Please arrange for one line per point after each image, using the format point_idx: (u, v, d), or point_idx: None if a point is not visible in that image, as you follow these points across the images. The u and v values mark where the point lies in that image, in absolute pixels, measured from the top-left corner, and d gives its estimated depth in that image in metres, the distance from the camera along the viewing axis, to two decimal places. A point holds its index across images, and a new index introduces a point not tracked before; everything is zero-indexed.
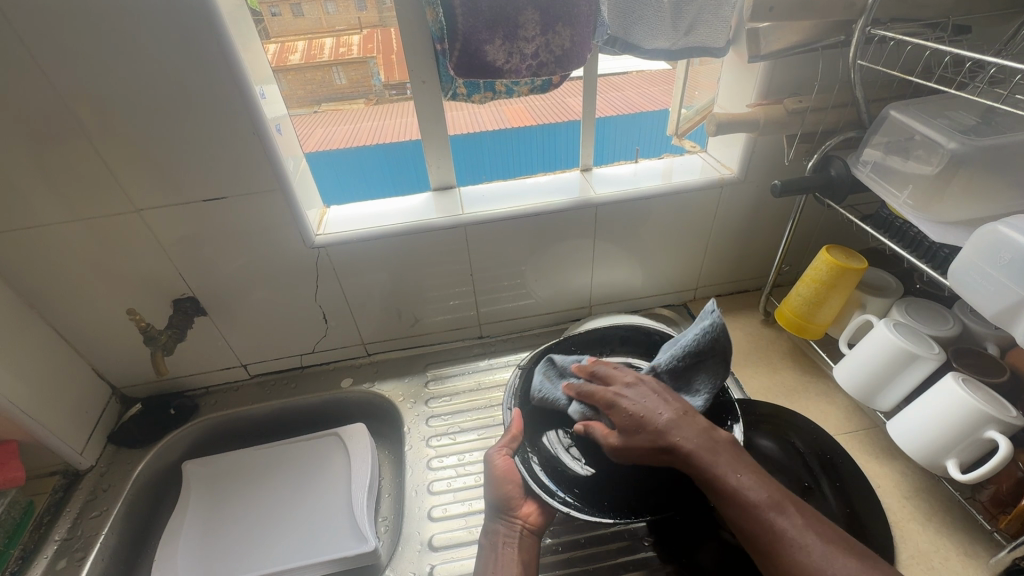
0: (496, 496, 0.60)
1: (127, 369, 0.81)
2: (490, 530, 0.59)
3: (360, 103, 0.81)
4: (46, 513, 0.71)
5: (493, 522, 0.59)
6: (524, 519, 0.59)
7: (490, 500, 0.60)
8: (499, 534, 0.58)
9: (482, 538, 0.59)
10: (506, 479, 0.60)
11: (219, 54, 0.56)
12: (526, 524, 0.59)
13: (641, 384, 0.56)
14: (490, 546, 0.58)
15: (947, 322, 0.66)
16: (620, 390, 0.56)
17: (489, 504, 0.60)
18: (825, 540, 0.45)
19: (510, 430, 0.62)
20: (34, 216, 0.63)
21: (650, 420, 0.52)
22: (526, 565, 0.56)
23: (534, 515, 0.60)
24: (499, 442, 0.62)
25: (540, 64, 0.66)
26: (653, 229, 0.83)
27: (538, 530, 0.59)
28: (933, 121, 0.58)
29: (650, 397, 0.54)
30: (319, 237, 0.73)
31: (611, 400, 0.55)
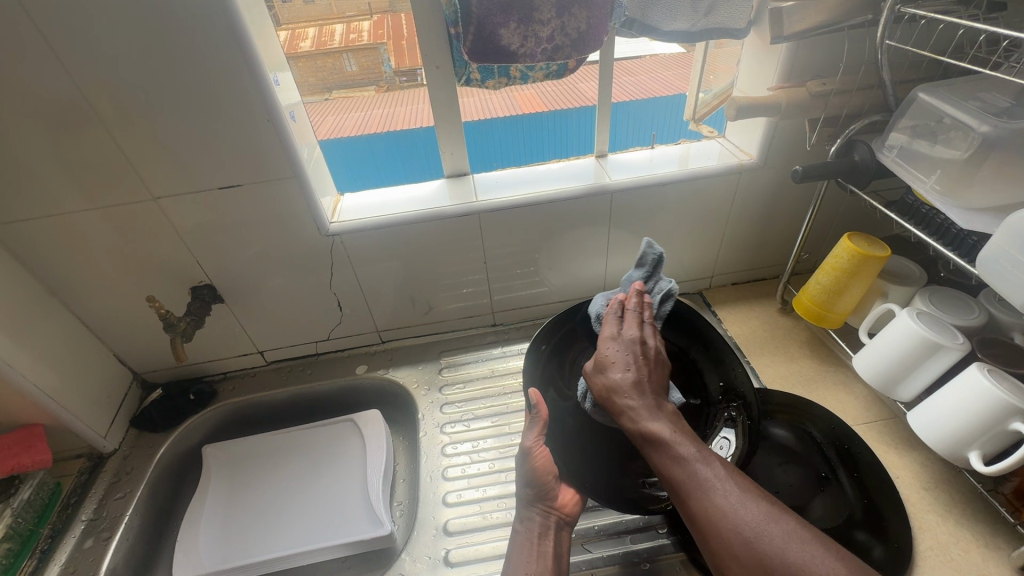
0: (533, 488, 0.60)
1: (148, 356, 0.83)
2: (524, 519, 0.61)
3: (371, 90, 0.81)
4: (73, 494, 0.73)
5: (529, 509, 0.61)
6: (560, 510, 0.61)
7: (524, 492, 0.61)
8: (534, 525, 0.59)
9: (517, 526, 0.61)
10: (547, 468, 0.60)
11: (233, 40, 0.56)
12: (562, 515, 0.61)
13: (635, 340, 0.57)
14: (525, 533, 0.59)
15: (973, 311, 0.64)
16: (612, 334, 0.58)
17: (525, 493, 0.61)
18: (745, 491, 0.46)
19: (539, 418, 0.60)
20: (55, 204, 0.64)
21: (614, 369, 0.55)
22: (561, 555, 0.58)
23: (569, 506, 0.62)
24: (531, 430, 0.60)
25: (556, 48, 0.64)
26: (669, 216, 0.81)
27: (572, 521, 0.61)
28: (963, 103, 0.56)
29: (625, 348, 0.56)
30: (334, 224, 0.73)
31: (603, 338, 0.58)
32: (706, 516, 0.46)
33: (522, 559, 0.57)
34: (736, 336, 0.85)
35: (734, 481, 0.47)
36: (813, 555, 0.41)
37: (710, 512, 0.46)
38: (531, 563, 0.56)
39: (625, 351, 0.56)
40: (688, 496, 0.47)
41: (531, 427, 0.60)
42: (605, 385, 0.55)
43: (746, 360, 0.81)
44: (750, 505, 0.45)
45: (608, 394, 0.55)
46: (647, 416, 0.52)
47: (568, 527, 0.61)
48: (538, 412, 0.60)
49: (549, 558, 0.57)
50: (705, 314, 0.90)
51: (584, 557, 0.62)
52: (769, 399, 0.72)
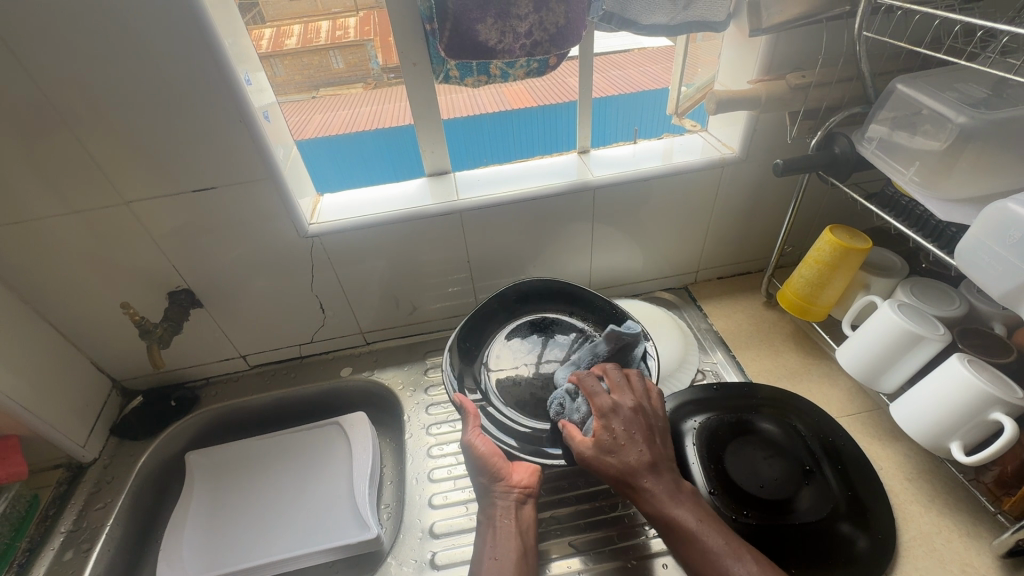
0: (487, 473, 0.60)
1: (127, 362, 0.81)
2: (488, 505, 0.60)
3: (358, 87, 0.78)
4: (51, 505, 0.71)
5: (488, 496, 0.60)
6: (518, 486, 0.60)
7: (479, 480, 0.61)
8: (496, 508, 0.59)
9: (480, 513, 0.60)
10: (492, 452, 0.61)
11: (201, 39, 0.55)
12: (522, 490, 0.60)
13: (635, 411, 0.57)
14: (489, 520, 0.59)
15: (953, 303, 0.64)
16: (620, 404, 0.58)
17: (481, 481, 0.61)
18: None
19: (469, 413, 0.63)
20: (24, 209, 0.62)
21: (627, 450, 0.55)
22: (524, 531, 0.58)
23: (524, 479, 0.61)
24: (468, 426, 0.63)
25: (535, 43, 0.64)
26: (653, 211, 0.81)
27: (533, 492, 0.61)
28: (941, 94, 0.56)
29: (633, 420, 0.57)
30: (312, 226, 0.72)
31: (605, 413, 0.57)
32: None
33: (488, 548, 0.57)
34: (721, 331, 0.85)
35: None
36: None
37: None
38: (495, 548, 0.56)
39: (622, 404, 0.57)
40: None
41: (467, 428, 0.63)
42: (618, 467, 0.55)
43: (731, 354, 0.81)
44: None
45: (623, 475, 0.54)
46: (673, 504, 0.53)
47: (533, 500, 0.61)
48: (465, 409, 0.64)
49: (513, 538, 0.57)
50: (691, 309, 0.90)
51: (570, 555, 0.62)
52: (755, 392, 0.72)
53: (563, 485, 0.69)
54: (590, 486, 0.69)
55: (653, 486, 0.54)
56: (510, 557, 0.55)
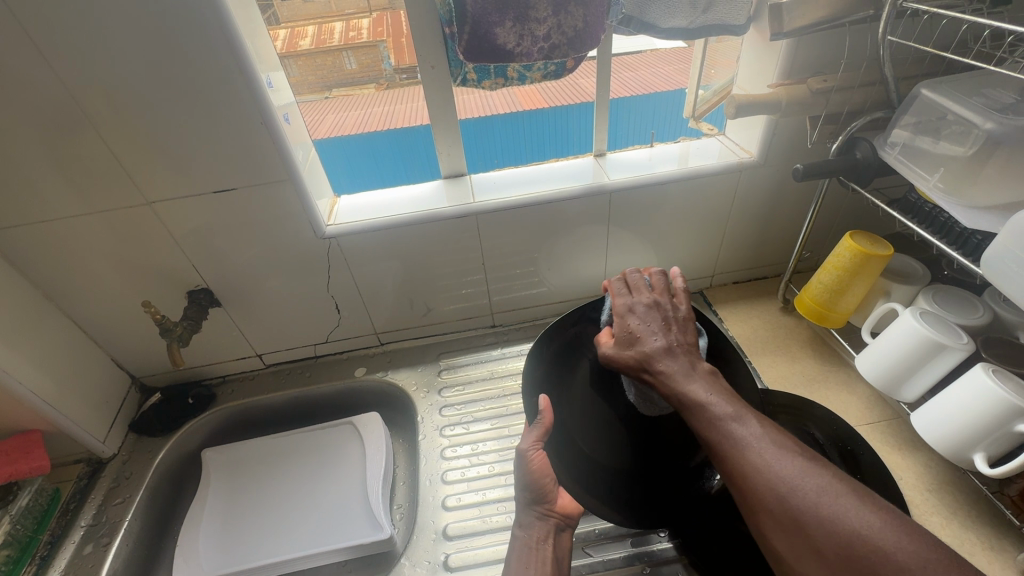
0: (532, 490, 0.59)
1: (145, 360, 0.82)
2: (525, 522, 0.59)
3: (371, 88, 0.78)
4: (72, 500, 0.73)
5: (527, 514, 0.59)
6: (560, 513, 0.60)
7: (523, 494, 0.59)
8: (535, 530, 0.58)
9: (515, 531, 0.59)
10: (545, 472, 0.58)
11: (224, 43, 0.55)
12: (561, 517, 0.60)
13: (655, 307, 0.56)
14: (525, 538, 0.58)
15: (977, 311, 0.63)
16: (634, 304, 0.56)
17: (524, 496, 0.60)
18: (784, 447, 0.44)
19: (543, 423, 0.55)
20: (50, 208, 0.63)
21: (643, 340, 0.53)
22: (560, 559, 0.57)
23: (568, 508, 0.61)
24: (529, 434, 0.56)
25: (552, 46, 0.64)
26: (670, 214, 0.80)
27: (571, 523, 0.61)
28: (967, 99, 0.55)
29: (653, 319, 0.55)
30: (330, 227, 0.73)
31: (621, 313, 0.56)
32: (741, 475, 0.43)
33: (521, 565, 0.56)
34: (737, 336, 0.85)
35: (777, 438, 0.44)
36: (850, 507, 0.40)
37: (747, 466, 0.43)
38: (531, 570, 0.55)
39: (628, 308, 0.56)
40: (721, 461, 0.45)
41: (529, 433, 0.56)
42: (636, 355, 0.53)
43: (748, 359, 0.81)
44: (786, 457, 0.43)
45: (639, 362, 0.52)
46: (686, 380, 0.49)
47: (569, 529, 0.60)
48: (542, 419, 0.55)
49: (548, 563, 0.56)
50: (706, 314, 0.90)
51: (585, 560, 0.62)
52: (773, 399, 0.71)
53: None
54: None
55: (665, 357, 0.51)
56: None
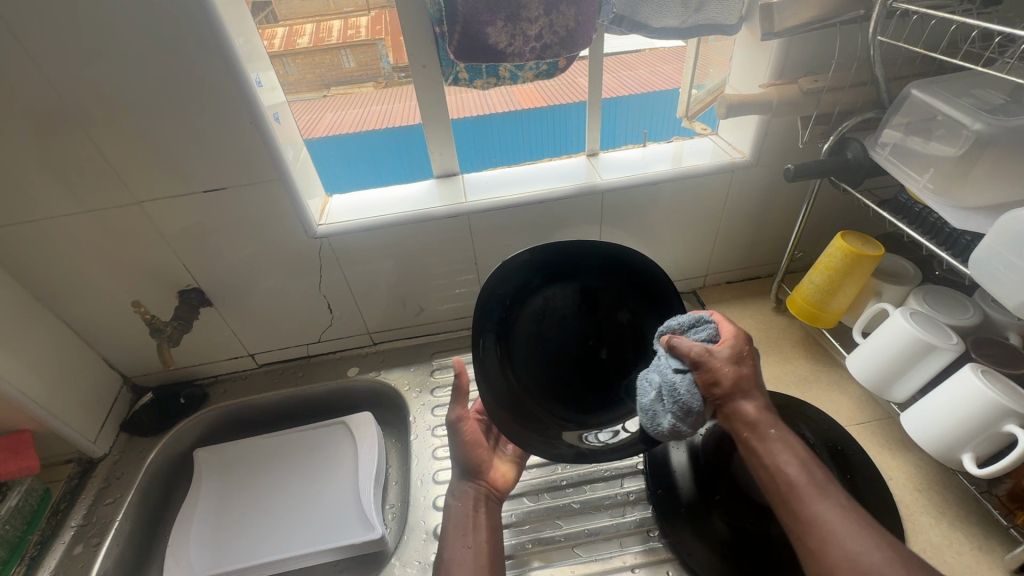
0: (470, 456, 0.63)
1: (137, 360, 0.82)
2: (458, 490, 0.62)
3: (369, 85, 0.81)
4: (62, 500, 0.72)
5: (460, 484, 0.62)
6: (490, 484, 0.63)
7: (458, 468, 0.62)
8: (468, 500, 0.61)
9: (448, 500, 0.61)
10: (477, 443, 0.64)
11: (214, 44, 0.55)
12: (492, 488, 0.63)
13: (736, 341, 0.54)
14: (461, 507, 0.60)
15: (968, 312, 0.63)
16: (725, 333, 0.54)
17: (461, 470, 0.62)
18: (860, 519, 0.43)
19: (460, 386, 0.61)
20: (39, 208, 0.63)
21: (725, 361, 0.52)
22: (493, 528, 0.59)
23: (499, 482, 0.64)
24: (456, 401, 0.62)
25: (544, 46, 0.63)
26: (662, 214, 0.80)
27: (500, 495, 0.63)
28: (957, 100, 0.55)
29: (738, 348, 0.53)
30: (321, 226, 0.73)
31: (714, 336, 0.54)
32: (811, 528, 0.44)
33: (458, 533, 0.58)
34: None
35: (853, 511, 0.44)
36: None
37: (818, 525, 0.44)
38: (467, 538, 0.57)
39: (739, 332, 0.54)
40: (803, 511, 0.45)
41: (455, 399, 0.62)
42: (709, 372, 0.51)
43: None
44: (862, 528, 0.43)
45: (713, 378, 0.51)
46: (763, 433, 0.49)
47: (498, 501, 0.63)
48: (460, 381, 0.61)
49: (485, 532, 0.58)
50: None
51: (576, 560, 0.62)
52: None
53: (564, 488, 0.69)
54: (594, 492, 0.69)
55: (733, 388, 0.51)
56: (482, 547, 0.57)
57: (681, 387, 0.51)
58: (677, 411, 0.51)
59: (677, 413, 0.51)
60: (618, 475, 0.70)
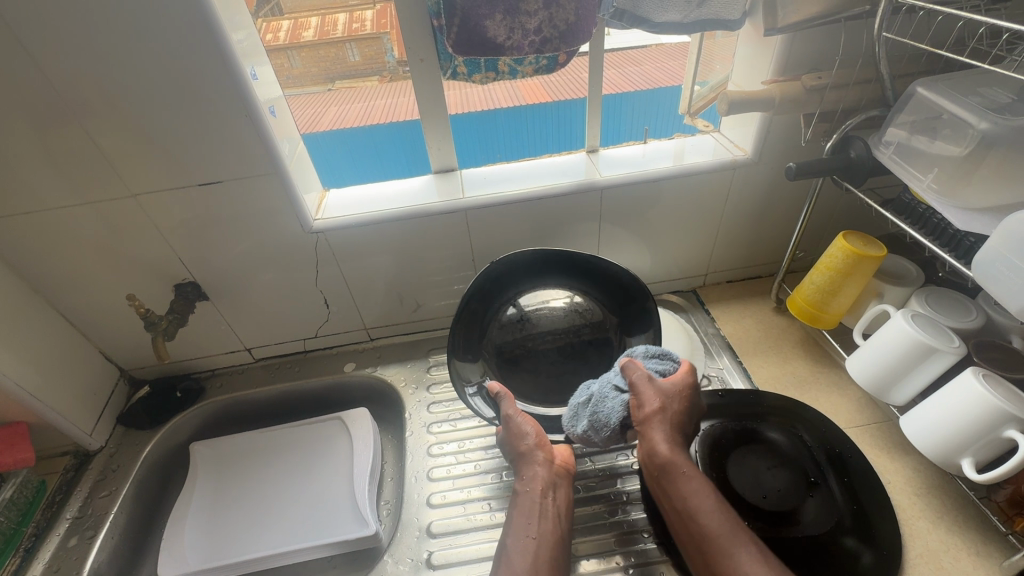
0: (533, 439, 0.63)
1: (134, 353, 0.82)
2: (528, 475, 0.61)
3: (373, 79, 0.76)
4: (58, 492, 0.73)
5: (532, 467, 0.62)
6: (558, 464, 0.63)
7: (518, 450, 0.64)
8: (535, 481, 0.61)
9: (518, 485, 0.61)
10: (536, 432, 0.64)
11: (208, 37, 0.55)
12: (561, 468, 0.63)
13: (676, 388, 0.60)
14: (529, 491, 0.60)
15: (970, 314, 0.62)
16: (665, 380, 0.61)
17: (523, 449, 0.63)
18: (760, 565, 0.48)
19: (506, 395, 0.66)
20: (33, 200, 0.63)
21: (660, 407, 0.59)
22: (563, 512, 0.59)
23: (565, 461, 0.64)
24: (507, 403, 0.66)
25: (543, 40, 0.62)
26: (662, 213, 0.80)
27: (569, 474, 0.63)
28: (963, 98, 0.54)
29: (675, 395, 0.60)
30: (317, 221, 0.72)
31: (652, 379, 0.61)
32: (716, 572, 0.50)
33: (523, 520, 0.57)
34: (729, 336, 0.84)
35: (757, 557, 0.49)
36: None
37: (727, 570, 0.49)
38: (531, 524, 0.57)
39: (686, 379, 0.61)
40: (713, 554, 0.50)
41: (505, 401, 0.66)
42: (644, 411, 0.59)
43: (739, 360, 0.80)
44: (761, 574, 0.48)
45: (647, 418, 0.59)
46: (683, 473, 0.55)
47: (568, 480, 0.63)
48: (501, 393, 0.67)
49: (552, 518, 0.58)
50: (699, 313, 0.89)
51: (569, 560, 0.61)
52: (763, 400, 0.70)
53: None
54: (589, 492, 0.68)
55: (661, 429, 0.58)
56: (548, 535, 0.56)
57: (609, 401, 0.61)
58: (593, 417, 0.61)
59: (593, 421, 0.61)
60: (614, 475, 0.69)
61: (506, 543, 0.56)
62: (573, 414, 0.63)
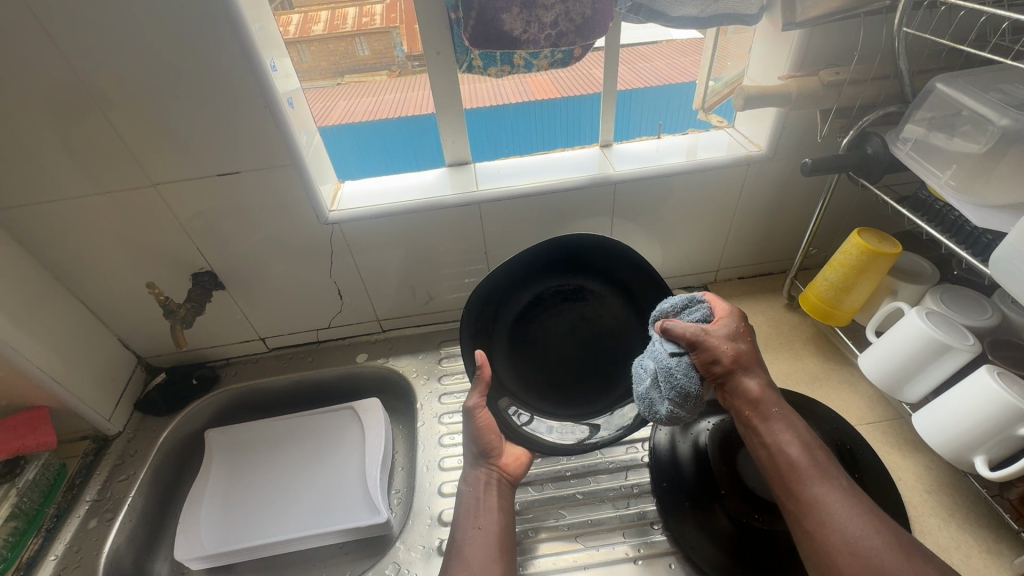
0: (478, 444, 0.62)
1: (151, 341, 0.83)
2: (469, 477, 0.62)
3: (383, 75, 0.78)
4: (78, 475, 0.74)
5: (474, 468, 0.62)
6: (502, 468, 0.63)
7: (471, 449, 0.63)
8: (480, 483, 0.61)
9: (461, 485, 0.62)
10: (491, 428, 0.63)
11: (229, 28, 0.55)
12: (504, 473, 0.63)
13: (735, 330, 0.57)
14: (473, 491, 0.60)
15: (985, 312, 0.62)
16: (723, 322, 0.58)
17: (472, 452, 0.63)
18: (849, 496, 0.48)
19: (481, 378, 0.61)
20: (56, 189, 0.64)
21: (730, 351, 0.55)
22: (505, 509, 0.60)
23: (510, 466, 0.64)
24: (474, 392, 0.62)
25: (560, 34, 0.63)
26: (674, 208, 0.80)
27: (512, 480, 0.63)
28: (984, 94, 0.54)
29: (737, 336, 0.57)
30: (333, 212, 0.73)
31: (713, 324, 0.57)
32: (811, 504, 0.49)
33: (470, 515, 0.58)
34: None
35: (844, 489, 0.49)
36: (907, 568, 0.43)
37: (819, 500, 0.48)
38: (480, 519, 0.58)
39: (735, 316, 0.59)
40: (804, 486, 0.49)
41: (473, 390, 0.62)
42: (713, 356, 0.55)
43: None
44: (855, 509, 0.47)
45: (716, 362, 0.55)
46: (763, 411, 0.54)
47: (511, 486, 0.63)
48: (480, 375, 0.61)
49: (496, 511, 0.59)
50: None
51: (579, 549, 0.62)
52: None
53: (568, 478, 0.70)
54: (598, 484, 0.69)
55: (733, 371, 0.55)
56: (493, 528, 0.57)
57: (677, 371, 0.54)
58: (675, 394, 0.54)
59: (675, 397, 0.54)
60: (623, 468, 0.70)
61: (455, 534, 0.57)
62: (649, 400, 0.56)
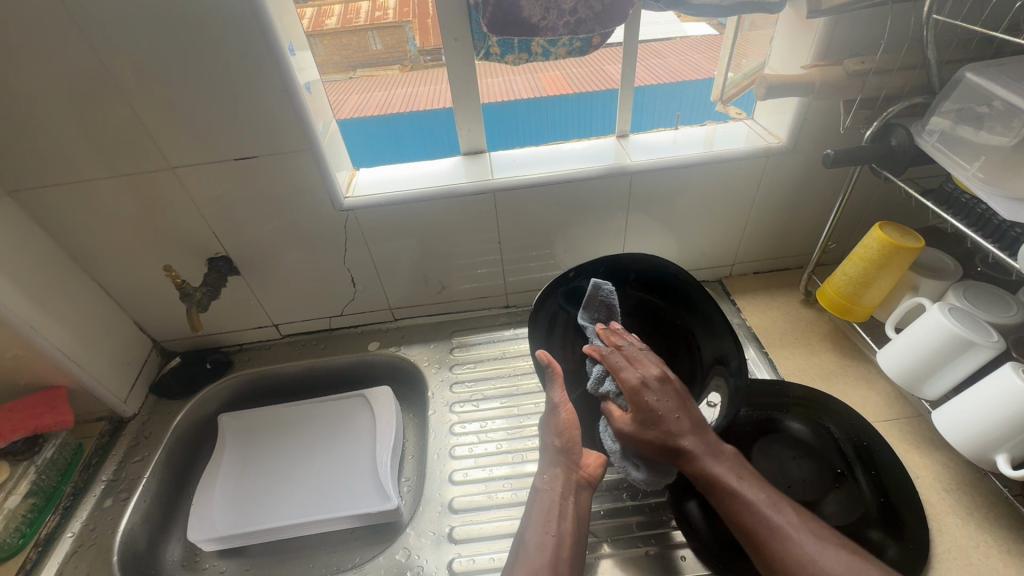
0: (561, 439, 0.60)
1: (166, 325, 0.84)
2: (548, 475, 0.60)
3: (394, 69, 0.78)
4: (94, 455, 0.75)
5: (553, 467, 0.60)
6: (585, 472, 0.60)
7: (552, 443, 0.61)
8: (557, 480, 0.59)
9: (538, 483, 0.60)
10: (573, 424, 0.61)
11: (249, 10, 0.55)
12: (584, 476, 0.59)
13: (664, 381, 0.56)
14: (548, 492, 0.58)
15: (1010, 309, 0.61)
16: (646, 378, 0.56)
17: (552, 446, 0.61)
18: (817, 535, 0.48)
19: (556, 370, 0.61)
20: (77, 171, 0.64)
21: (666, 419, 0.54)
22: (580, 518, 0.57)
23: (592, 467, 0.60)
24: (555, 385, 0.61)
25: (579, 21, 0.62)
26: (691, 200, 0.79)
27: (593, 483, 0.60)
28: (1016, 83, 0.52)
29: (656, 388, 0.56)
30: (348, 199, 0.73)
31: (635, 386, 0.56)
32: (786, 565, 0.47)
33: (541, 519, 0.57)
34: (755, 327, 0.83)
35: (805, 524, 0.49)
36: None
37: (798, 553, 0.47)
38: (549, 525, 0.56)
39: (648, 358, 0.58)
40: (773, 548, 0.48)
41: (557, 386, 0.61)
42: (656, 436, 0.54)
43: (765, 351, 0.79)
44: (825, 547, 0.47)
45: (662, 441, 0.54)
46: (710, 460, 0.53)
47: (591, 489, 0.60)
48: (551, 368, 0.61)
49: (570, 520, 0.56)
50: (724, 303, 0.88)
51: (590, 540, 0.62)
52: (786, 391, 0.69)
53: None
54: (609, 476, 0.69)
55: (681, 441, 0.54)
56: (566, 535, 0.55)
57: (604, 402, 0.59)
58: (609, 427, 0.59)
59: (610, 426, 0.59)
60: None
61: (520, 537, 0.56)
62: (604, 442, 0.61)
